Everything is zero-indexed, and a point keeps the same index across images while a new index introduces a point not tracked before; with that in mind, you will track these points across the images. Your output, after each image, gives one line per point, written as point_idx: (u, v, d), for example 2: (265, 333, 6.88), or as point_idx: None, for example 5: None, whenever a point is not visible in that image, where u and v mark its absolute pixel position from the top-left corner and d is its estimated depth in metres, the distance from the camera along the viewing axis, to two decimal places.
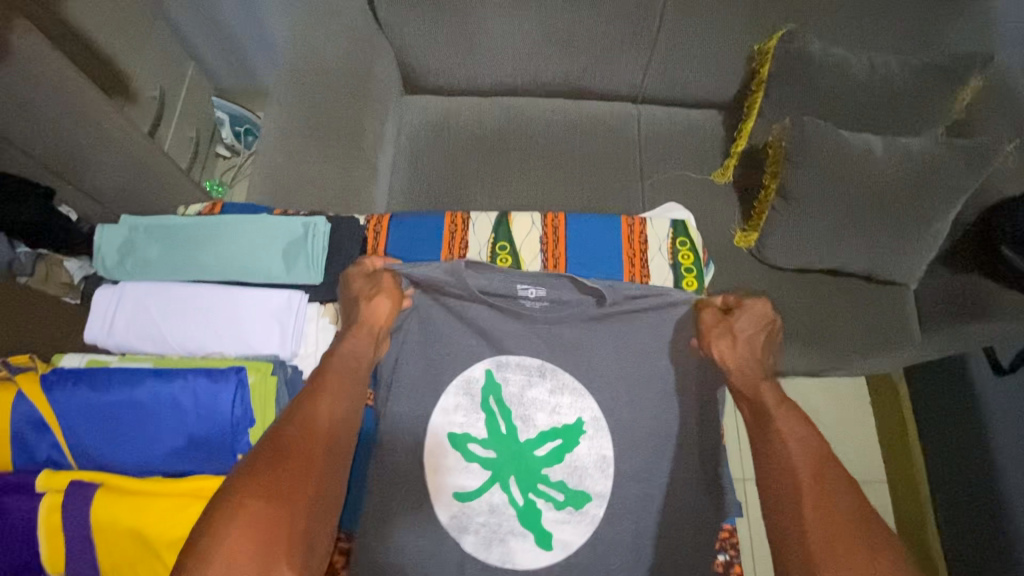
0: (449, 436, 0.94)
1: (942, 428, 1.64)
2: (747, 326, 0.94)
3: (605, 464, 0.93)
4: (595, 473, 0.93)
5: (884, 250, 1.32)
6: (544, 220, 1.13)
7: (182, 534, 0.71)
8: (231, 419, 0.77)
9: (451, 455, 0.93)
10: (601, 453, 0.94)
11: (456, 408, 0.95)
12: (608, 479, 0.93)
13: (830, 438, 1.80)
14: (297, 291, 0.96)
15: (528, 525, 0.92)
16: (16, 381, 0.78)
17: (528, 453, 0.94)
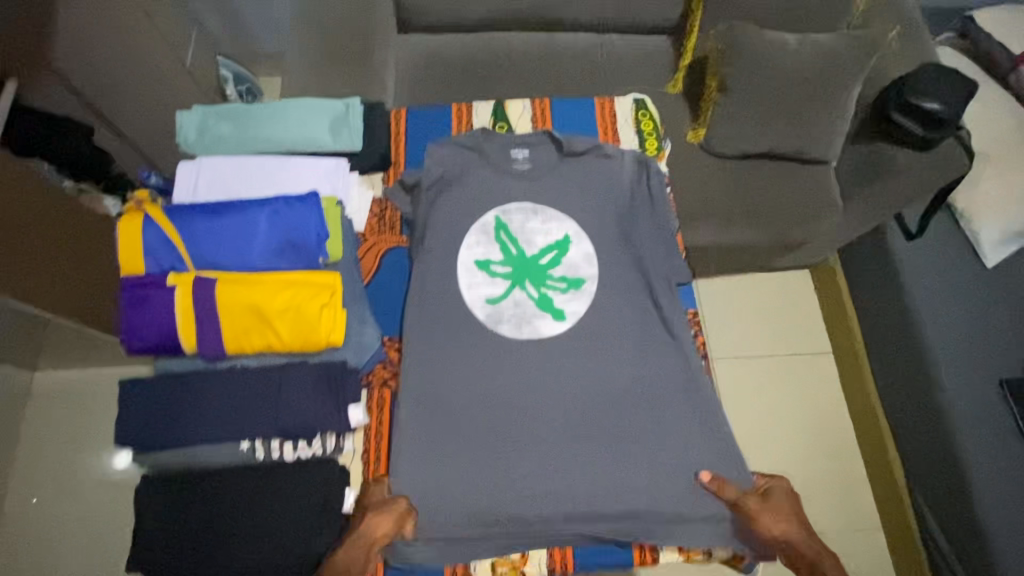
0: (474, 261, 1.16)
1: (871, 291, 1.96)
2: (780, 500, 1.05)
3: (590, 258, 1.18)
4: (584, 264, 1.18)
5: (805, 130, 1.63)
6: (533, 104, 1.39)
7: (287, 306, 0.95)
8: (313, 231, 1.01)
9: (478, 274, 1.16)
10: (586, 251, 1.19)
11: (475, 245, 1.18)
12: (594, 267, 1.18)
13: (783, 320, 2.20)
14: (342, 158, 1.20)
15: (544, 308, 1.15)
16: (141, 208, 1.00)
17: (534, 263, 1.19)
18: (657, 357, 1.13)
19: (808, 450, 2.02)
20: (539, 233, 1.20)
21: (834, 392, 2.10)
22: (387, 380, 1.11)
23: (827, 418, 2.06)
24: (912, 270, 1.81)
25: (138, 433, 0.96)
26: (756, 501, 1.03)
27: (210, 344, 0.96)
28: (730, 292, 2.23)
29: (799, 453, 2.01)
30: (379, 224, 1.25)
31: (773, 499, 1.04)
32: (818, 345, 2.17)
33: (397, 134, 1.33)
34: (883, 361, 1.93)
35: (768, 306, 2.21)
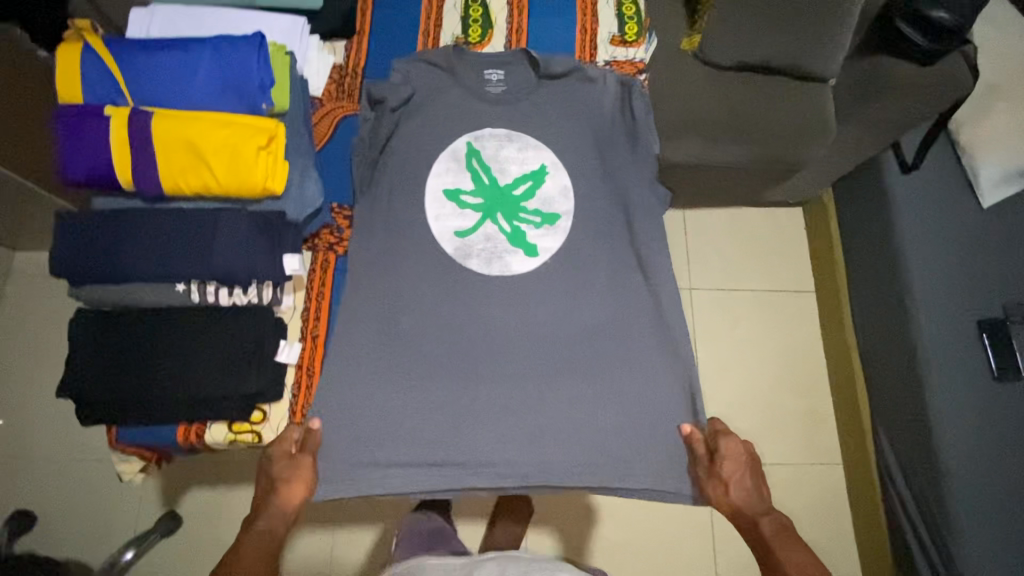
0: (444, 190, 1.12)
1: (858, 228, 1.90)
2: (733, 459, 0.98)
3: (566, 191, 1.13)
4: (559, 198, 1.12)
5: (801, 46, 1.56)
6: None
7: (224, 147, 0.93)
8: (258, 76, 0.98)
9: (448, 204, 1.12)
10: (562, 184, 1.13)
11: (446, 173, 1.14)
12: (570, 201, 1.12)
13: (769, 255, 2.16)
14: (301, 17, 1.15)
15: (516, 243, 1.10)
16: (82, 38, 0.96)
17: (508, 194, 1.14)
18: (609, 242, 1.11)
19: (779, 386, 2.02)
20: (520, 167, 1.15)
21: (810, 331, 2.08)
22: (333, 245, 1.10)
23: (801, 356, 2.06)
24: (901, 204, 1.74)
25: (73, 265, 0.95)
26: (701, 467, 1.01)
27: (147, 180, 0.94)
28: (719, 226, 2.18)
29: (768, 388, 2.02)
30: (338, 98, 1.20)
31: (723, 459, 0.98)
32: (802, 283, 2.14)
33: (364, 15, 1.26)
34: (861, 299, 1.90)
35: (756, 244, 2.17)
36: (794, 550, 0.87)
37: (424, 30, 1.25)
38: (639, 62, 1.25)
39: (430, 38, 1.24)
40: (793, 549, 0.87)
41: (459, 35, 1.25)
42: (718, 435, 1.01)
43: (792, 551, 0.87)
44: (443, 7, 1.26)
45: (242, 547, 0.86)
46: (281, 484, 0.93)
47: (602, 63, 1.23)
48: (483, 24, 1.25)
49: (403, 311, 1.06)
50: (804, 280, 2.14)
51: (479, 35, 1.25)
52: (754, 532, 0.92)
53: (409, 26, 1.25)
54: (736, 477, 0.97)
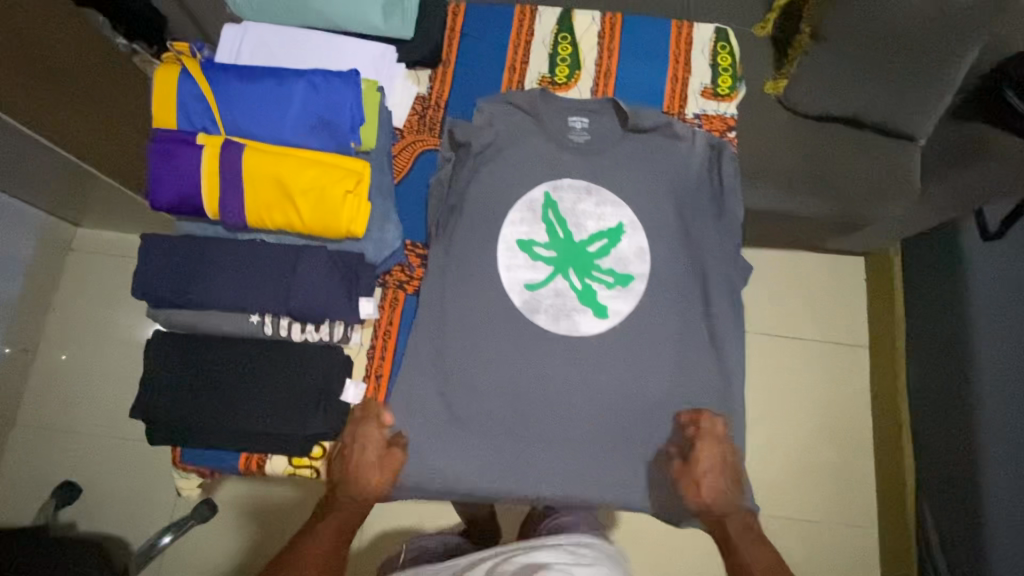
0: (517, 241, 1.12)
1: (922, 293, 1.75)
2: (710, 454, 1.02)
3: (643, 253, 1.11)
4: (635, 259, 1.11)
5: (899, 96, 1.45)
6: (603, 18, 1.25)
7: (311, 186, 0.92)
8: (348, 113, 0.96)
9: (520, 255, 1.11)
10: (639, 245, 1.11)
11: (520, 222, 1.13)
12: (646, 264, 1.11)
13: (822, 306, 1.96)
14: (390, 47, 1.14)
15: (587, 302, 1.09)
16: (179, 62, 0.96)
17: (582, 249, 1.13)
18: (680, 307, 1.09)
19: (821, 445, 1.84)
20: (595, 218, 1.13)
21: (862, 392, 1.89)
22: (403, 283, 1.10)
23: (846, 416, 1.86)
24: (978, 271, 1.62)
25: (149, 288, 0.96)
26: (678, 461, 1.03)
27: (232, 212, 0.94)
28: (771, 266, 2.01)
29: (807, 447, 1.84)
30: (420, 130, 1.19)
31: (701, 458, 1.02)
32: (856, 336, 1.94)
33: (451, 42, 1.23)
34: (921, 367, 1.72)
35: (811, 289, 1.99)
36: (760, 554, 0.98)
37: (511, 65, 1.22)
38: (730, 117, 1.20)
39: (516, 74, 1.22)
40: (757, 551, 0.99)
41: (545, 73, 1.22)
42: (703, 429, 1.03)
43: (757, 553, 0.98)
44: (533, 40, 1.23)
45: (320, 528, 0.98)
46: (363, 478, 0.99)
47: (691, 116, 1.19)
48: (571, 63, 1.22)
49: (466, 358, 1.06)
50: (858, 334, 1.94)
51: (566, 75, 1.21)
52: (721, 529, 1.02)
53: (495, 58, 1.22)
54: (714, 477, 1.02)
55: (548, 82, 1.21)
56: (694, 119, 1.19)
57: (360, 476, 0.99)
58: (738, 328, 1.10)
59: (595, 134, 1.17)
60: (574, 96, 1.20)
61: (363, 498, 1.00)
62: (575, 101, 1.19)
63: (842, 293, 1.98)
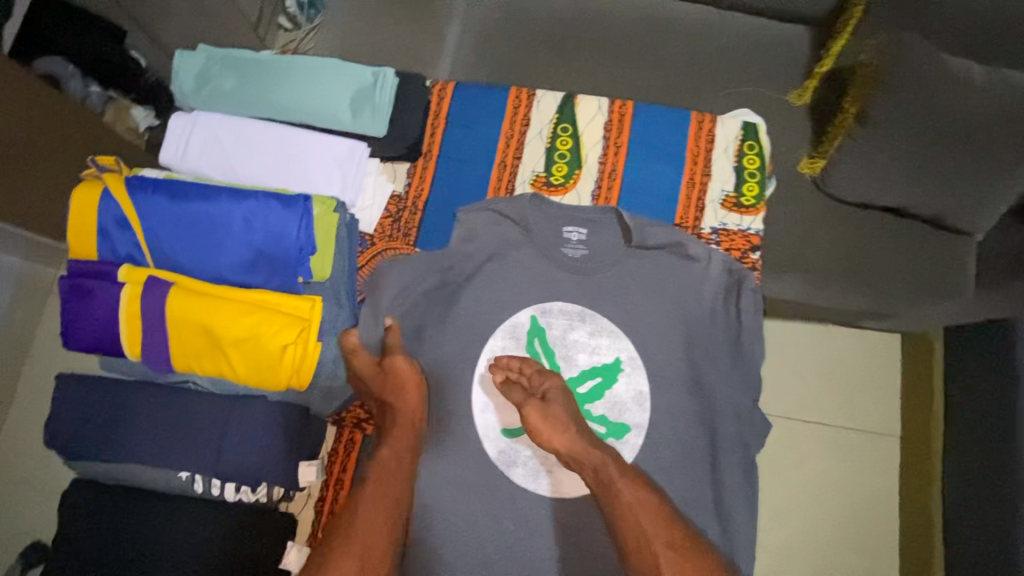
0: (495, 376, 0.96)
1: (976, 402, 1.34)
2: (559, 400, 0.88)
3: (642, 399, 0.95)
4: (632, 406, 0.94)
5: (960, 192, 1.24)
6: (611, 106, 1.09)
7: (246, 335, 0.78)
8: (295, 243, 0.82)
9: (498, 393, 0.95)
10: (638, 388, 0.95)
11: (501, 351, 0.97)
12: (645, 412, 0.94)
13: (843, 391, 1.59)
14: (360, 142, 0.98)
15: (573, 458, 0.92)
16: (102, 179, 0.83)
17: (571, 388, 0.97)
18: (682, 467, 0.92)
19: (844, 558, 1.48)
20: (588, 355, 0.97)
21: (889, 493, 1.52)
22: (360, 423, 0.94)
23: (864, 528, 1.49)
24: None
25: (66, 437, 0.84)
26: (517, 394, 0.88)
27: (154, 358, 0.81)
28: (796, 335, 1.62)
29: (824, 557, 1.48)
30: (390, 236, 1.03)
31: (549, 399, 0.88)
32: (885, 426, 1.56)
33: (433, 130, 1.07)
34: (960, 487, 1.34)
35: (840, 366, 1.60)
36: (633, 492, 0.81)
37: (501, 160, 1.06)
38: (755, 234, 1.02)
39: (507, 171, 1.06)
40: (631, 492, 0.82)
41: (541, 172, 1.06)
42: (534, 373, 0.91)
43: (636, 489, 0.82)
44: (529, 131, 1.08)
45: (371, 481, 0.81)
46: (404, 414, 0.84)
47: (708, 231, 1.02)
48: (570, 161, 1.06)
49: (426, 521, 0.91)
50: (883, 426, 1.56)
51: (564, 175, 1.06)
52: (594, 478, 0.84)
53: (484, 152, 1.07)
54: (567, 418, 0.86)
55: (542, 183, 1.05)
56: (711, 234, 1.02)
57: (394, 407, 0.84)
58: (749, 497, 0.93)
59: (591, 248, 0.99)
60: (573, 200, 1.04)
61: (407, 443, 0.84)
62: (572, 208, 1.02)
63: (870, 378, 1.59)
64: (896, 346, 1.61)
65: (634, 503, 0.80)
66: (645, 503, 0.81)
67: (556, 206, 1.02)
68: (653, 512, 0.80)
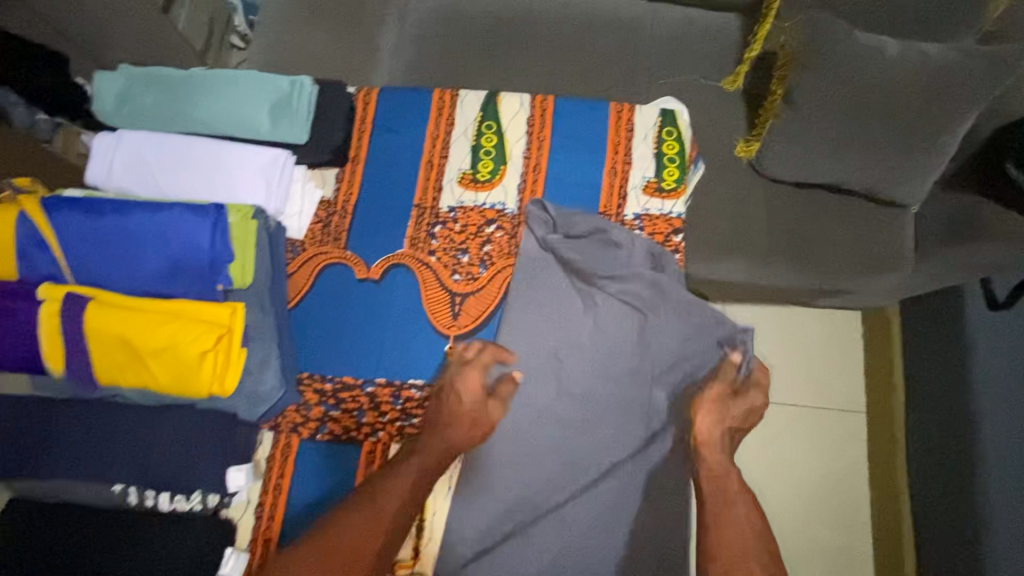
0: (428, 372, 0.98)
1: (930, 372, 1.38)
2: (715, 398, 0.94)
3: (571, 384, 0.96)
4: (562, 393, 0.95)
5: (889, 165, 1.26)
6: (533, 101, 1.11)
7: (164, 345, 0.80)
8: (211, 252, 0.84)
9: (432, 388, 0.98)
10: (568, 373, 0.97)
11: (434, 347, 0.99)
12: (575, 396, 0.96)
13: (806, 368, 1.61)
14: (283, 150, 0.99)
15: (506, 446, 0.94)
16: (18, 200, 0.85)
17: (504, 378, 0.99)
18: (615, 448, 0.93)
19: (814, 531, 1.46)
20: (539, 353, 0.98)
21: (859, 467, 1.51)
22: (298, 427, 0.96)
23: (833, 499, 1.49)
24: (982, 335, 1.29)
25: None
26: (725, 387, 0.95)
27: (78, 373, 0.82)
28: (755, 318, 1.65)
29: (795, 530, 1.46)
30: (321, 240, 1.04)
31: (734, 404, 0.94)
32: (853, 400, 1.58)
33: (360, 135, 1.09)
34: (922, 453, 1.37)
35: (801, 345, 1.62)
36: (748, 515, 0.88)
37: (428, 160, 1.08)
38: (677, 217, 1.04)
39: (434, 171, 1.08)
40: (738, 513, 0.87)
41: (467, 170, 1.07)
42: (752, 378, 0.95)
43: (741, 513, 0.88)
44: (453, 131, 1.10)
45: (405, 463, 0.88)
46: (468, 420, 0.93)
47: (631, 217, 1.04)
48: (495, 157, 1.08)
49: None
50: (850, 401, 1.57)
51: (489, 172, 1.07)
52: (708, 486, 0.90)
53: (409, 154, 1.08)
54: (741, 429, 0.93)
55: (469, 180, 1.07)
56: (634, 220, 1.04)
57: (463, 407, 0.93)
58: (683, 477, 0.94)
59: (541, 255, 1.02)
60: (499, 196, 1.06)
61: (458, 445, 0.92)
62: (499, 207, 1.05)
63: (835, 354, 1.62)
64: (858, 323, 1.64)
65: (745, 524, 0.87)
66: (752, 528, 0.86)
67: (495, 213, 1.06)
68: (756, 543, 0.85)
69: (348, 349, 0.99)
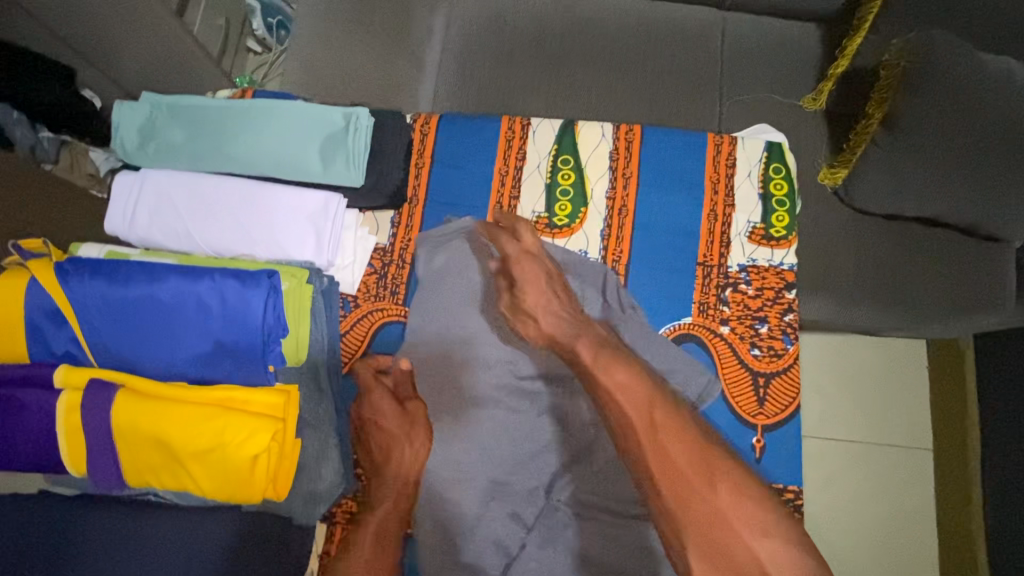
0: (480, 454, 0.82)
1: None
2: (533, 274, 0.78)
3: None
4: None
5: (1002, 200, 1.12)
6: (616, 132, 0.97)
7: (210, 445, 0.66)
8: (262, 328, 0.69)
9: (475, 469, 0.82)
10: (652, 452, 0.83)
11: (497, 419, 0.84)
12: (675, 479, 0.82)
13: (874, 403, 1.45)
14: (335, 194, 0.85)
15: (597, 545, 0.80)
16: (28, 265, 0.70)
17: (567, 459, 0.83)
18: None
19: None
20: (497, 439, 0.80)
21: (929, 509, 1.37)
22: None
23: (908, 551, 1.35)
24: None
25: None
26: (506, 296, 0.79)
27: (103, 476, 0.68)
28: (815, 348, 1.49)
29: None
30: (372, 294, 0.90)
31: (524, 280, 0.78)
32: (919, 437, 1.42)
33: (419, 172, 0.95)
34: None
35: (860, 374, 1.46)
36: (615, 370, 0.62)
37: (496, 201, 0.94)
38: (789, 269, 0.90)
39: (504, 214, 0.94)
40: (617, 370, 0.62)
41: (542, 213, 0.94)
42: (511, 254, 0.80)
43: (612, 368, 0.63)
44: (525, 167, 0.96)
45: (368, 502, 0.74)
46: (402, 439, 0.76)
47: (736, 269, 0.90)
48: (574, 198, 0.94)
49: None
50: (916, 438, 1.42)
51: (568, 215, 0.94)
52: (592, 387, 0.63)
53: (476, 194, 0.95)
54: (539, 297, 0.75)
55: (544, 225, 0.93)
56: (739, 273, 0.90)
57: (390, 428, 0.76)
58: None
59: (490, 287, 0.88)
60: (579, 244, 0.93)
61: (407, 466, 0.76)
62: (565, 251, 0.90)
63: (895, 390, 1.45)
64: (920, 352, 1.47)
65: (618, 388, 0.60)
66: (625, 384, 0.60)
67: (465, 246, 0.90)
68: (641, 398, 0.58)
69: None
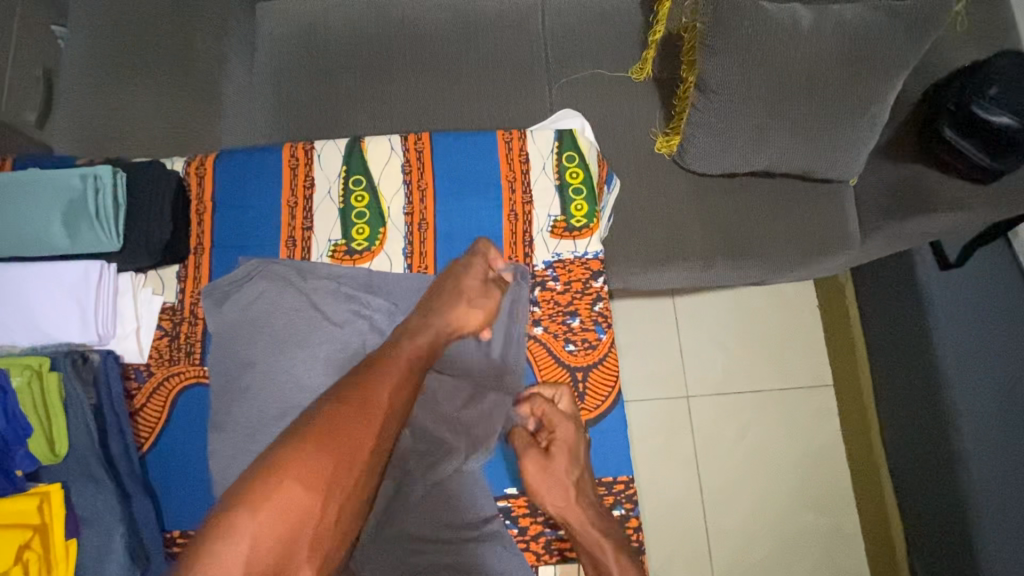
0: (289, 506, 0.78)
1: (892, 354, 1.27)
2: (564, 453, 0.79)
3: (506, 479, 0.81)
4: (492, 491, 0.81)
5: (816, 145, 1.13)
6: (406, 142, 0.93)
7: None
8: None
9: None
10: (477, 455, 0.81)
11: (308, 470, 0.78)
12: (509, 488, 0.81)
13: (767, 354, 1.46)
14: (97, 261, 0.79)
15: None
16: None
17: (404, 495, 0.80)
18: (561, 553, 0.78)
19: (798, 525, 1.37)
20: None
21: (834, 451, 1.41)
22: None
23: (813, 490, 1.38)
24: (937, 303, 1.18)
25: None
26: (531, 464, 0.79)
27: None
28: (705, 309, 1.48)
29: (776, 528, 1.36)
30: (167, 354, 0.83)
31: (555, 454, 0.78)
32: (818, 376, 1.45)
33: (201, 219, 0.89)
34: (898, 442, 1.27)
35: (754, 328, 1.47)
36: None
37: (289, 235, 0.88)
38: (594, 258, 0.89)
39: (298, 249, 0.88)
40: None
41: (339, 240, 0.88)
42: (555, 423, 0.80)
43: None
44: (313, 196, 0.90)
45: (345, 423, 0.64)
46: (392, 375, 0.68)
47: (542, 267, 0.88)
48: (371, 219, 0.89)
49: None
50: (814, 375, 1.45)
51: (367, 238, 0.89)
52: None
53: (266, 233, 0.89)
54: (570, 478, 0.77)
55: (343, 253, 0.88)
56: (545, 270, 0.88)
57: (392, 367, 0.69)
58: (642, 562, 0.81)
59: (297, 322, 0.83)
60: (382, 268, 0.88)
61: (393, 411, 0.67)
62: (367, 276, 0.86)
63: (792, 332, 1.47)
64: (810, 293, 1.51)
65: None
66: None
67: (263, 285, 0.84)
68: None
69: (200, 491, 0.78)
